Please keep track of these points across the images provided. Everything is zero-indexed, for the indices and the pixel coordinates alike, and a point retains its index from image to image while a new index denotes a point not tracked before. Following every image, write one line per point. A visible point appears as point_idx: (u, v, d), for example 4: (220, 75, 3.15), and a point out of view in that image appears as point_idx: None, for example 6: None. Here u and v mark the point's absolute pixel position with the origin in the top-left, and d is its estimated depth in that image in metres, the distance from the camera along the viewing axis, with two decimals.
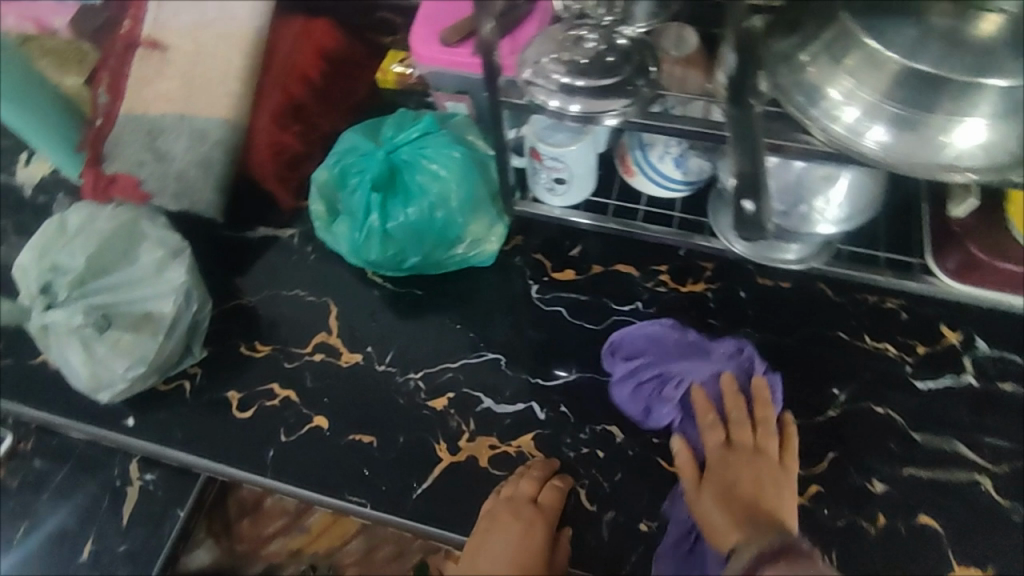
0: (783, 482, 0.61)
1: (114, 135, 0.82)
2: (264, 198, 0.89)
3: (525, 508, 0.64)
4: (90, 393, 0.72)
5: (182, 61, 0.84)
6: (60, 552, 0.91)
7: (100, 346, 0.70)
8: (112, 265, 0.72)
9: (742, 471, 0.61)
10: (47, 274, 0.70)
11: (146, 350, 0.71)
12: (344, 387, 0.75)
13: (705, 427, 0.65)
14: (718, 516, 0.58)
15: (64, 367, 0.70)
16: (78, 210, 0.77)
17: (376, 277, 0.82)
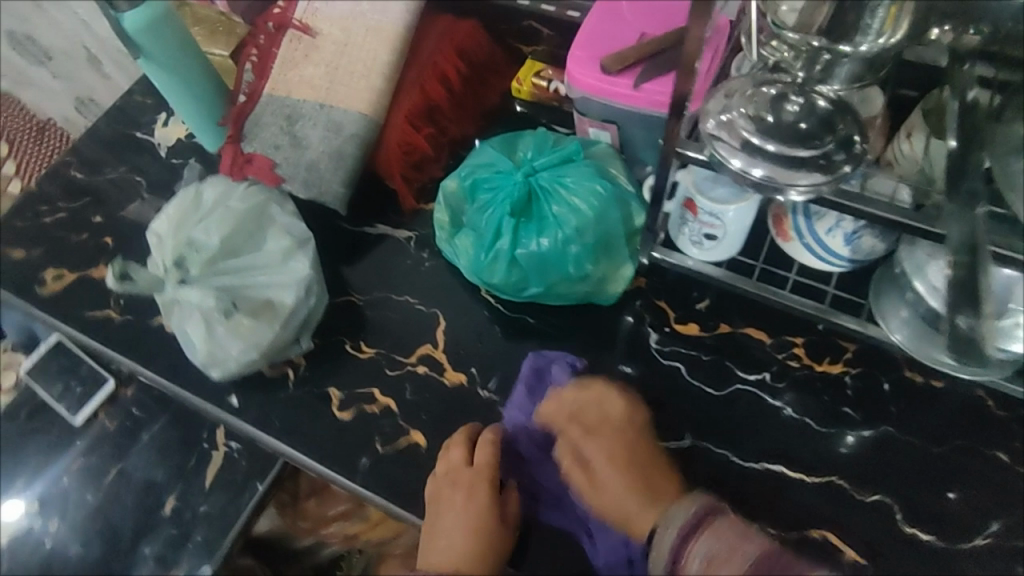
0: (647, 465, 0.64)
1: (256, 115, 0.82)
2: (387, 196, 0.88)
3: (463, 476, 0.66)
4: (202, 369, 0.73)
5: (330, 48, 0.83)
6: (144, 502, 0.95)
7: (222, 328, 0.70)
8: (242, 248, 0.72)
9: (605, 457, 0.64)
10: (180, 248, 0.71)
11: (263, 338, 0.71)
12: (445, 406, 0.74)
13: (574, 466, 0.65)
14: (627, 503, 0.61)
15: (184, 341, 0.72)
16: (211, 185, 0.77)
17: (489, 296, 0.80)
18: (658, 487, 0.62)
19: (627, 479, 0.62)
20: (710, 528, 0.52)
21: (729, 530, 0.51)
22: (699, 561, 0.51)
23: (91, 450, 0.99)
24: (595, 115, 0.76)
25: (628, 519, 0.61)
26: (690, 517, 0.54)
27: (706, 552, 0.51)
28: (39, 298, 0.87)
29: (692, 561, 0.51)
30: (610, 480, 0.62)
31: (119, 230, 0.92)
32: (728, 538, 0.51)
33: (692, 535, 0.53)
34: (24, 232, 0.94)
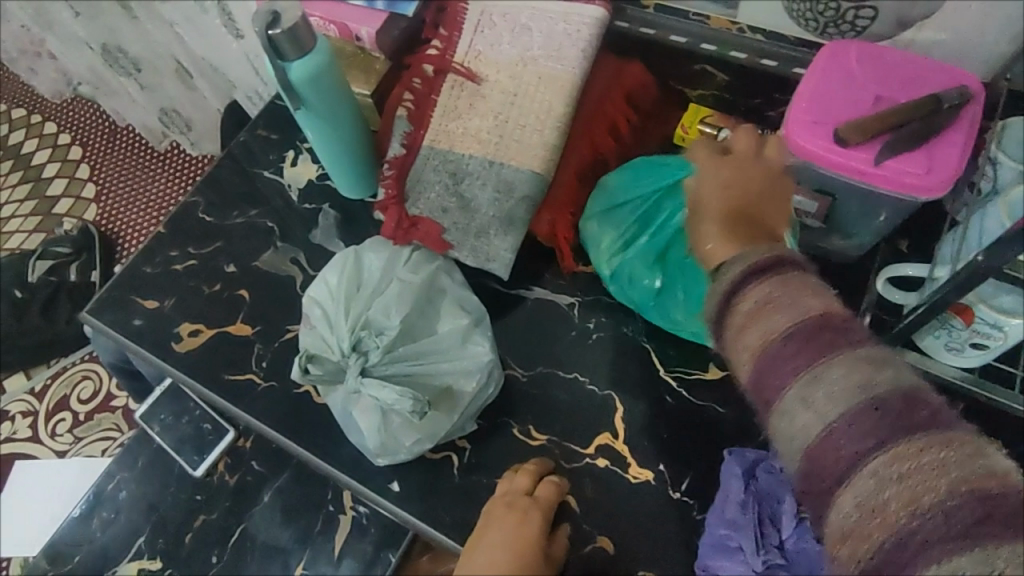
0: (775, 193, 0.58)
1: (418, 171, 0.76)
2: (545, 256, 0.81)
3: (519, 500, 0.63)
4: (371, 457, 0.68)
5: (498, 98, 0.76)
6: (272, 568, 0.90)
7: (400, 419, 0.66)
8: (420, 330, 0.69)
9: (728, 166, 0.58)
10: (360, 331, 0.68)
11: (440, 428, 0.66)
12: (631, 506, 0.68)
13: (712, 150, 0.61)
14: (707, 239, 0.54)
15: (352, 426, 0.68)
16: (380, 256, 0.73)
17: (668, 376, 0.73)
18: (746, 229, 0.54)
19: (715, 219, 0.55)
20: (782, 274, 0.47)
21: (797, 280, 0.47)
22: (754, 301, 0.47)
23: (213, 505, 0.94)
24: (804, 180, 0.67)
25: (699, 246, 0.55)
26: (764, 257, 0.49)
27: (766, 294, 0.47)
28: (177, 356, 0.83)
29: (747, 299, 0.47)
30: (705, 212, 0.56)
31: (254, 282, 0.87)
32: (795, 285, 0.47)
33: (756, 278, 0.48)
34: (155, 279, 0.90)
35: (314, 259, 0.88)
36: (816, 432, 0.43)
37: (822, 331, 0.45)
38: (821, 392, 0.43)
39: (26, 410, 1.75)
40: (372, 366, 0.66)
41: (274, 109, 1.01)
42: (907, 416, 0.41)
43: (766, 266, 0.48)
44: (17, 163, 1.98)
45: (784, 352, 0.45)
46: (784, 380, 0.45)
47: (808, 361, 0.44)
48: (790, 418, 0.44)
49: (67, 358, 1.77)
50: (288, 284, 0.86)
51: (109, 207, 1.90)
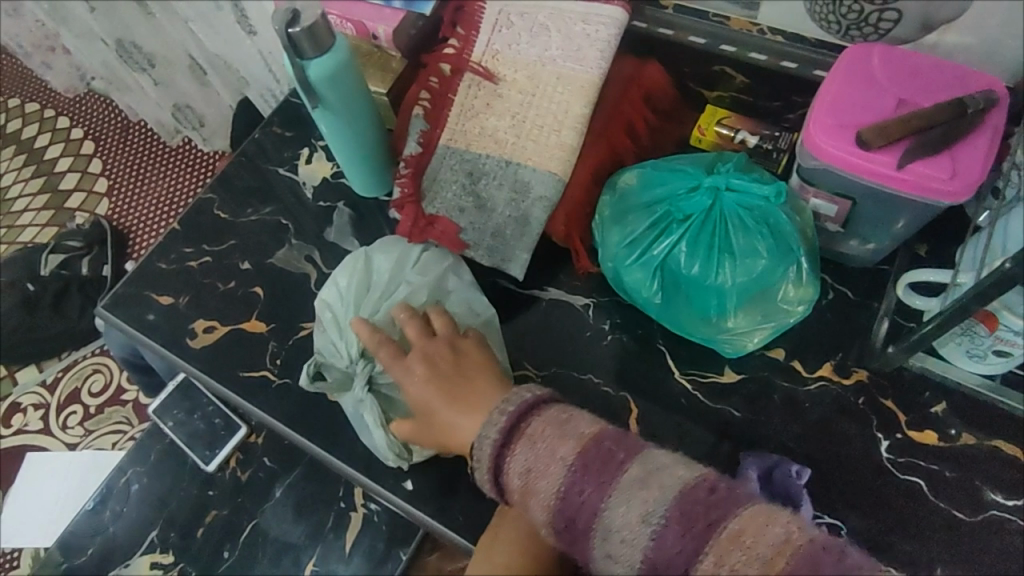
0: (462, 352, 0.65)
1: (435, 171, 0.76)
2: (560, 257, 0.81)
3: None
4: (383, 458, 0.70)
5: (515, 97, 0.76)
6: (283, 564, 0.91)
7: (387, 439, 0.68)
8: None
9: (418, 361, 0.64)
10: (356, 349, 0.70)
11: None
12: None
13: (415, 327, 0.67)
14: (449, 423, 0.62)
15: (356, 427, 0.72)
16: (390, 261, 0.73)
17: (683, 378, 0.73)
18: (465, 393, 0.63)
19: (443, 402, 0.63)
20: (541, 414, 0.56)
21: (548, 430, 0.55)
22: (518, 475, 0.55)
23: (225, 501, 0.95)
24: (823, 184, 0.67)
25: (444, 429, 0.63)
26: (528, 396, 0.58)
27: (524, 464, 0.54)
28: (192, 352, 0.84)
29: (513, 475, 0.55)
30: (424, 419, 0.64)
31: (268, 279, 0.87)
32: (548, 439, 0.54)
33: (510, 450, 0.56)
34: (170, 276, 0.90)
35: (328, 257, 0.88)
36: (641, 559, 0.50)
37: (590, 463, 0.53)
38: (627, 521, 0.51)
39: (38, 403, 1.76)
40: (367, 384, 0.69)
41: (289, 107, 1.02)
42: (710, 514, 0.49)
43: (511, 433, 0.56)
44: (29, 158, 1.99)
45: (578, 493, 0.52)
46: (592, 514, 0.52)
47: (599, 496, 0.52)
48: (620, 550, 0.51)
49: (79, 351, 1.78)
50: (302, 281, 0.87)
51: (121, 202, 1.91)
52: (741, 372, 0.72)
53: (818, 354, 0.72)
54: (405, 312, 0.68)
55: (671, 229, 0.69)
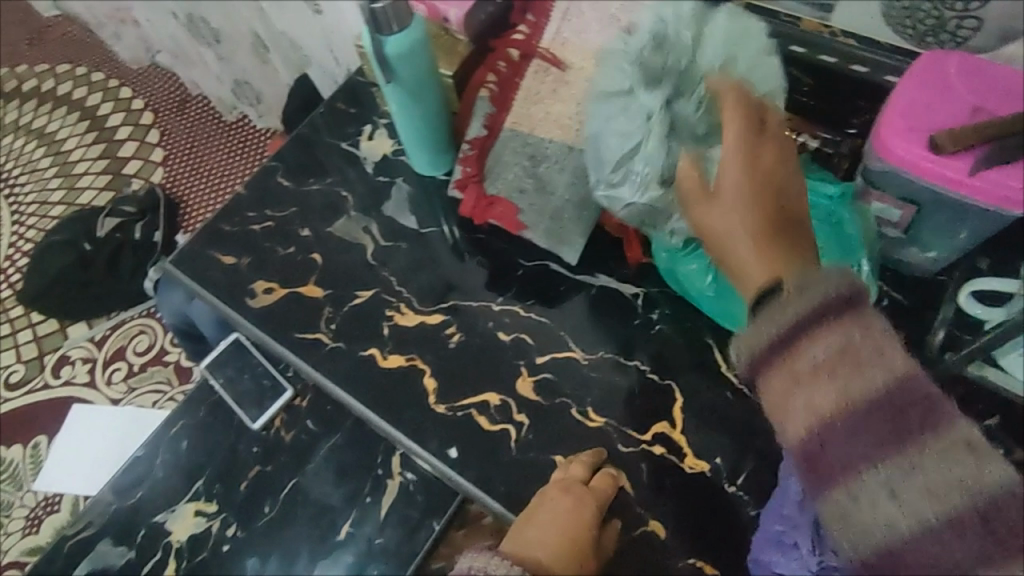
0: (775, 173, 0.60)
1: (498, 152, 0.78)
2: (612, 245, 0.82)
3: (577, 487, 0.66)
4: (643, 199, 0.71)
5: (581, 84, 0.78)
6: (319, 524, 0.93)
7: (683, 220, 0.70)
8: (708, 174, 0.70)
9: (744, 167, 0.59)
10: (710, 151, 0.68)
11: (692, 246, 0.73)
12: (684, 496, 0.68)
13: (733, 112, 0.61)
14: (754, 263, 0.58)
15: (607, 158, 0.71)
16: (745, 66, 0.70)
17: (729, 373, 0.73)
18: (780, 243, 0.58)
19: (751, 246, 0.58)
20: (852, 314, 0.45)
21: (875, 332, 0.45)
22: (825, 353, 0.45)
23: (268, 459, 0.98)
24: (889, 189, 0.67)
25: (745, 270, 0.58)
26: (835, 294, 0.46)
27: (839, 344, 0.45)
28: (251, 310, 0.87)
29: (818, 348, 0.45)
30: (721, 207, 0.60)
31: (327, 247, 0.91)
32: (860, 347, 0.44)
33: (823, 322, 0.46)
34: (234, 237, 0.94)
35: (385, 230, 0.91)
36: (884, 535, 0.40)
37: (901, 412, 0.42)
38: (917, 489, 0.40)
39: (85, 357, 1.84)
40: (669, 105, 0.69)
41: (354, 84, 1.05)
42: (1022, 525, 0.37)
43: (837, 301, 0.46)
44: (90, 123, 2.05)
45: (849, 427, 0.43)
46: (858, 457, 0.42)
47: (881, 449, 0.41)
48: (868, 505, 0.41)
49: (128, 311, 1.86)
50: (359, 251, 0.90)
51: (178, 173, 1.99)
52: None
53: None
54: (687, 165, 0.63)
55: None
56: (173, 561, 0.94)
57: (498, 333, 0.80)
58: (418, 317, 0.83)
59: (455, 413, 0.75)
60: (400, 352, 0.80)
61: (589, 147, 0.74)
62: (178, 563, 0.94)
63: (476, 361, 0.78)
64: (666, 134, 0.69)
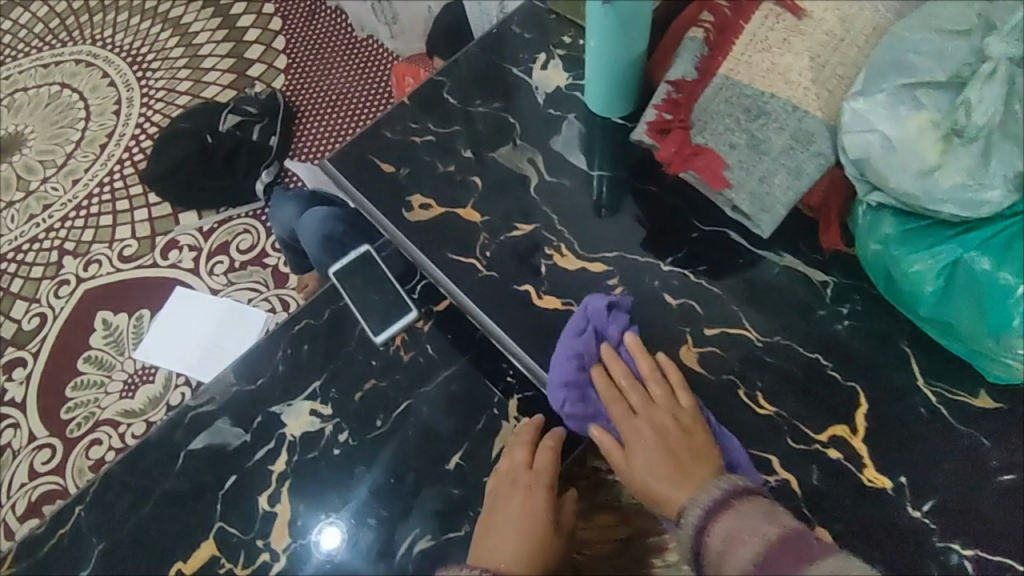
0: (681, 445, 0.62)
1: (707, 100, 0.72)
2: (802, 226, 0.75)
3: (521, 478, 0.79)
4: (903, 103, 0.60)
5: (818, 39, 0.70)
6: (429, 450, 0.92)
7: (929, 143, 0.59)
8: (1000, 136, 0.58)
9: (649, 429, 0.64)
10: (1001, 148, 0.58)
11: (907, 184, 0.60)
12: (860, 508, 0.63)
13: (612, 395, 0.67)
14: (659, 488, 0.61)
15: (896, 73, 0.61)
16: None
17: (929, 389, 0.66)
18: (693, 468, 0.60)
19: (667, 473, 0.60)
20: (730, 509, 0.53)
21: (751, 510, 0.52)
22: (721, 537, 0.52)
23: (386, 374, 0.98)
24: None
25: (652, 495, 0.61)
26: (713, 497, 0.55)
27: (726, 531, 0.52)
28: (407, 224, 0.85)
29: (714, 538, 0.52)
30: (638, 453, 0.63)
31: (489, 172, 0.87)
32: (745, 518, 0.51)
33: (714, 515, 0.54)
34: (396, 147, 0.91)
35: (551, 165, 0.86)
36: None
37: (785, 548, 0.47)
38: None
39: (191, 245, 1.66)
40: (1011, 67, 0.58)
41: (530, 8, 0.99)
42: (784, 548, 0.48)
43: (716, 503, 0.55)
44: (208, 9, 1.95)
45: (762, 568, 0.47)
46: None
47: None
48: None
49: (234, 209, 1.68)
50: (522, 183, 0.85)
51: (298, 81, 1.82)
52: (999, 401, 0.65)
53: None
54: (593, 373, 0.70)
55: (987, 229, 0.60)
56: (284, 453, 0.95)
57: (664, 294, 0.75)
58: (580, 262, 0.78)
59: None
60: (557, 294, 0.77)
61: (886, 52, 0.63)
62: (289, 456, 0.95)
63: (636, 318, 0.74)
64: (995, 103, 0.58)
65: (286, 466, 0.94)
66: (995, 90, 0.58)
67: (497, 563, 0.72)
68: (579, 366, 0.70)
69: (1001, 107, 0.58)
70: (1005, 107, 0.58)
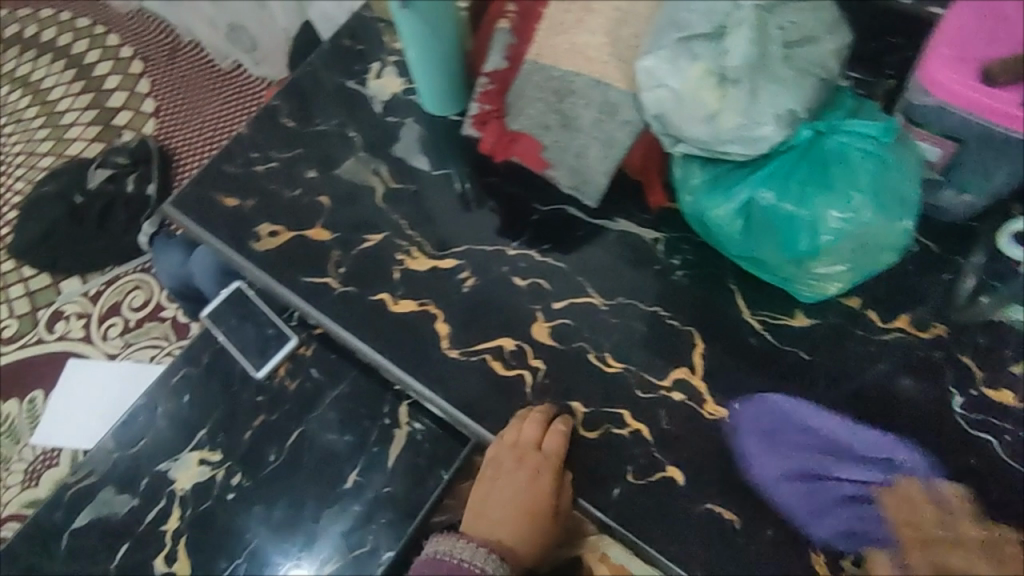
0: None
1: (520, 87, 0.75)
2: (630, 189, 0.79)
3: (528, 457, 0.68)
4: (682, 58, 0.65)
5: (609, 15, 0.74)
6: (325, 473, 0.91)
7: (707, 89, 0.63)
8: (765, 76, 0.63)
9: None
10: (766, 85, 0.63)
11: (698, 129, 0.64)
12: (705, 441, 0.67)
13: (923, 526, 0.62)
14: None
15: (674, 32, 0.66)
16: (828, 33, 0.67)
17: (754, 319, 0.71)
18: None
19: None
20: None
21: None
22: None
23: (273, 408, 0.96)
24: (932, 127, 0.65)
25: None
26: None
27: None
28: (256, 254, 0.84)
29: None
30: None
31: (334, 188, 0.87)
32: None
33: None
34: (239, 179, 0.89)
35: (395, 171, 0.87)
36: None
37: None
38: None
39: (79, 312, 1.42)
40: (759, 14, 0.65)
41: (360, 20, 0.99)
42: None
43: None
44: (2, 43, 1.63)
45: None
46: None
47: None
48: None
49: (122, 265, 1.44)
50: (368, 194, 0.85)
51: (174, 125, 1.54)
52: (814, 317, 0.71)
53: (894, 305, 0.70)
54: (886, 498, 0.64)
55: (770, 166, 0.65)
56: (177, 509, 0.92)
57: (514, 278, 0.77)
58: (430, 262, 0.80)
59: (470, 357, 0.74)
60: (412, 297, 0.78)
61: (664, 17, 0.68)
62: (182, 510, 0.91)
63: (490, 306, 0.76)
64: (755, 47, 0.63)
65: (180, 522, 0.91)
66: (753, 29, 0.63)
67: (495, 537, 0.70)
68: (852, 495, 0.64)
69: (761, 51, 0.63)
70: (763, 51, 0.63)
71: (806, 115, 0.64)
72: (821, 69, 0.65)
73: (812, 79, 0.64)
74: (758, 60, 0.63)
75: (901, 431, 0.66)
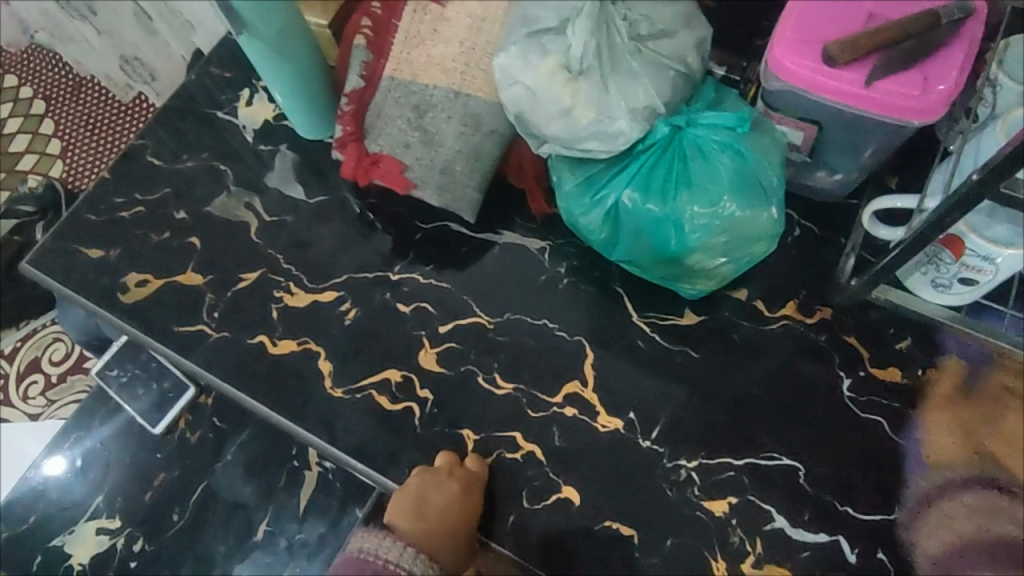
0: None
1: (378, 106, 0.72)
2: (513, 199, 0.76)
3: (456, 488, 0.62)
4: (533, 52, 0.61)
5: (463, 21, 0.70)
6: (233, 526, 0.86)
7: (559, 85, 0.60)
8: (615, 70, 0.61)
9: None
10: (616, 81, 0.61)
11: (556, 125, 0.61)
12: (599, 456, 0.65)
13: None
14: None
15: (522, 27, 0.63)
16: (680, 21, 0.65)
17: (642, 322, 0.69)
18: None
19: None
20: None
21: None
22: None
23: (174, 464, 0.90)
24: (789, 111, 0.64)
25: None
26: None
27: None
28: (124, 307, 0.78)
29: None
30: None
31: (206, 228, 0.81)
32: None
33: None
34: (103, 228, 0.83)
35: (268, 203, 0.81)
36: None
37: None
38: None
39: None
40: (608, 7, 0.62)
41: (227, 43, 0.93)
42: None
43: None
44: None
45: None
46: None
47: None
48: None
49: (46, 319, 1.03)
50: (242, 231, 0.80)
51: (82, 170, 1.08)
52: (702, 313, 0.69)
53: (779, 292, 0.69)
54: None
55: (633, 165, 0.63)
56: None
57: (398, 304, 0.74)
58: (310, 296, 0.75)
59: (354, 396, 0.70)
60: (292, 337, 0.74)
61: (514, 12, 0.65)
62: None
63: (374, 338, 0.72)
64: (602, 42, 0.61)
65: None
66: (597, 23, 0.61)
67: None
68: None
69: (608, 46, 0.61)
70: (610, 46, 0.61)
71: (663, 111, 0.62)
72: (679, 63, 0.63)
73: (666, 71, 0.62)
74: (608, 56, 0.61)
75: (797, 419, 0.65)
